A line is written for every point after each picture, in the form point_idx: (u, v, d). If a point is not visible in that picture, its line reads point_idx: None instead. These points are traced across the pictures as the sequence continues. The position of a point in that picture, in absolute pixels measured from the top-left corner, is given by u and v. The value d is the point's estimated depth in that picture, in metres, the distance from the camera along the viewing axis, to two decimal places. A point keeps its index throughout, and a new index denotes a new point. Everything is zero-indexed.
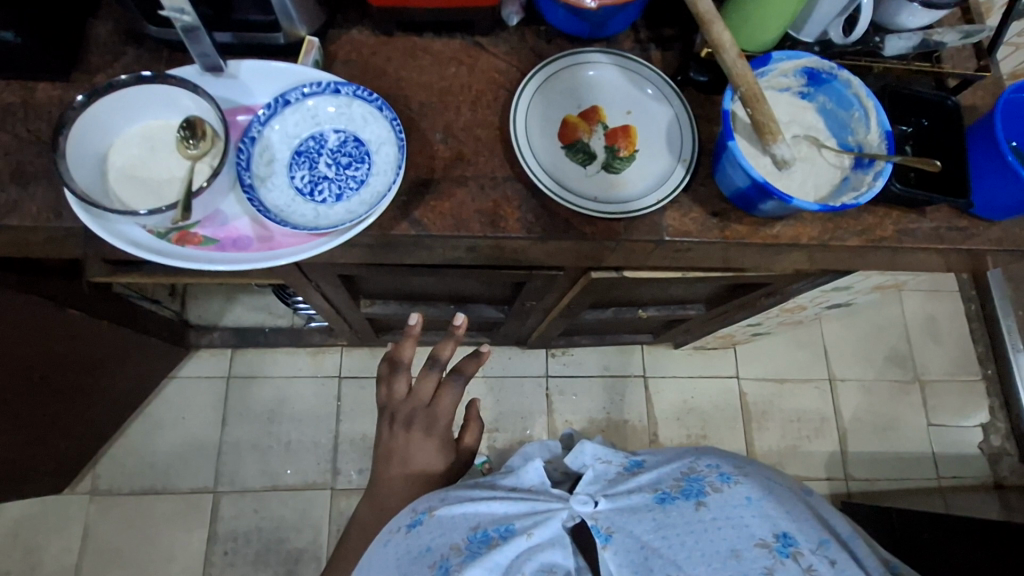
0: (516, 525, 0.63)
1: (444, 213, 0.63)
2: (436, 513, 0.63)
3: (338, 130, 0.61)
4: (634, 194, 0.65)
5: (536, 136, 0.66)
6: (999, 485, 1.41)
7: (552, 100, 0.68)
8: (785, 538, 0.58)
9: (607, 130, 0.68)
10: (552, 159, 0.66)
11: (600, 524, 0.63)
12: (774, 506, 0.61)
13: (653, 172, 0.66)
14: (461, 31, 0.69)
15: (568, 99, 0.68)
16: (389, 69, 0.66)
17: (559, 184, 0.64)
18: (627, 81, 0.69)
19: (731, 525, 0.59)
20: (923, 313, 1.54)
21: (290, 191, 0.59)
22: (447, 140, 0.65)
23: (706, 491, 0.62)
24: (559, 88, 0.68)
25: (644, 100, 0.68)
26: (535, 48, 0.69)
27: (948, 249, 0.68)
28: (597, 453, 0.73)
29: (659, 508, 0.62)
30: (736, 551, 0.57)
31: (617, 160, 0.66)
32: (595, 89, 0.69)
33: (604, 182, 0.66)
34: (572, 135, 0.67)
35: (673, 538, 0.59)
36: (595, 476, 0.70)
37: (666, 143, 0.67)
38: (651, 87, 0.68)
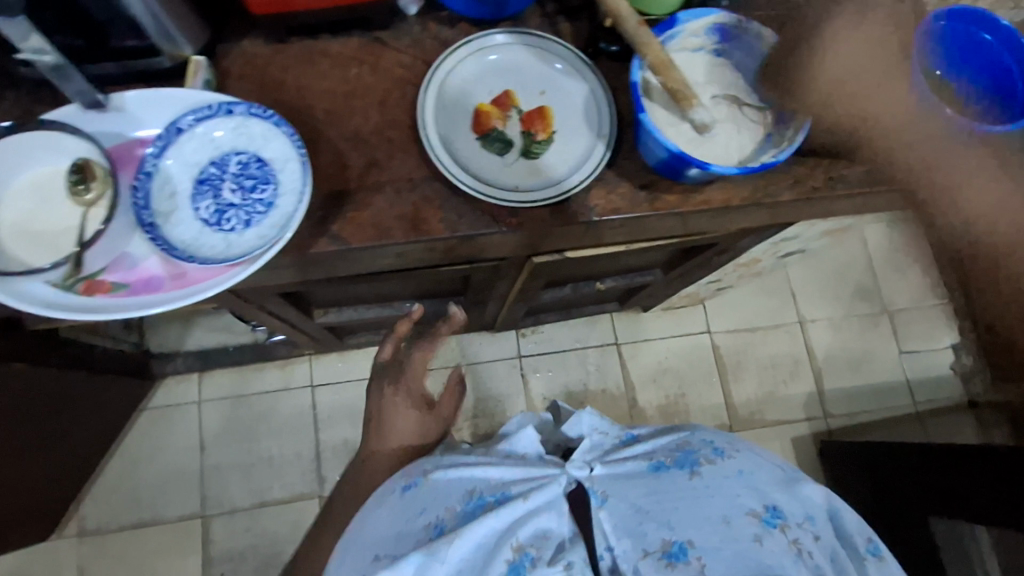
0: (513, 490, 0.61)
1: (364, 223, 0.61)
2: (431, 476, 0.63)
3: (238, 152, 0.58)
4: (558, 178, 0.63)
5: (450, 132, 0.64)
6: (973, 403, 1.44)
7: (462, 90, 0.65)
8: (774, 510, 0.57)
9: (522, 115, 0.66)
10: (469, 153, 0.64)
11: (595, 489, 0.59)
12: (765, 480, 0.60)
13: (574, 153, 0.64)
14: (358, 29, 0.65)
15: (478, 87, 0.66)
16: (287, 79, 0.63)
17: (479, 178, 0.63)
18: (536, 60, 0.66)
19: (724, 494, 0.57)
20: (885, 245, 1.55)
21: (197, 224, 0.57)
22: (358, 146, 0.62)
23: (699, 462, 0.61)
24: (468, 76, 0.65)
25: (556, 77, 0.66)
26: (438, 36, 0.66)
27: (883, 190, 0.67)
28: (594, 424, 0.68)
29: (653, 475, 0.60)
30: (729, 518, 0.55)
31: (535, 144, 0.65)
32: (506, 72, 0.66)
33: (526, 170, 0.64)
34: (486, 125, 0.65)
35: (668, 502, 0.56)
36: (591, 446, 0.66)
37: (583, 120, 0.65)
38: (562, 64, 0.66)
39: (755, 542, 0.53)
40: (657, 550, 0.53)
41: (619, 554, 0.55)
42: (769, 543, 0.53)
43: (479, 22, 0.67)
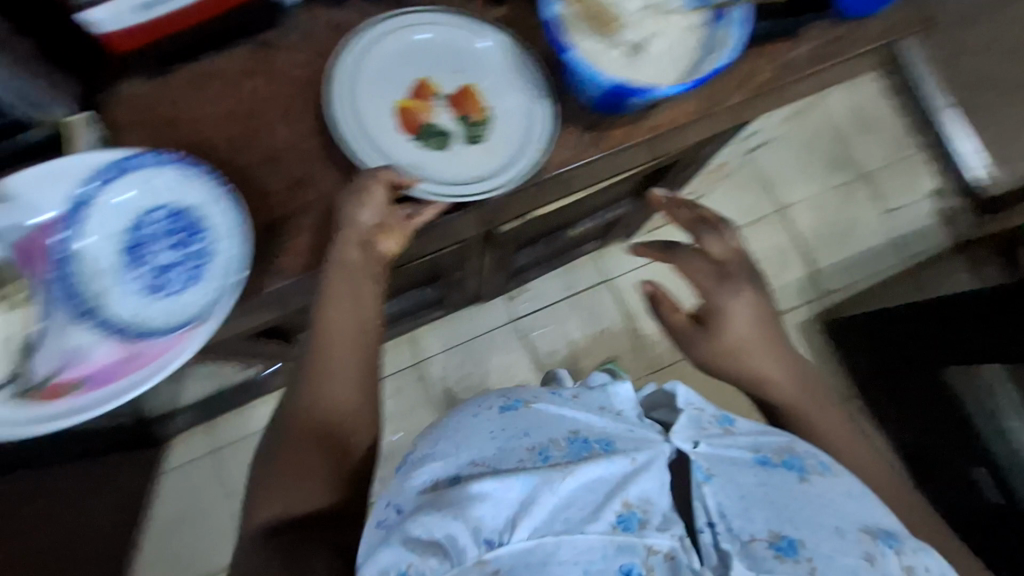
0: (618, 443, 0.54)
1: (312, 248, 0.56)
2: (533, 406, 0.58)
3: (157, 210, 0.54)
4: (509, 154, 0.60)
5: (376, 139, 0.59)
6: (964, 242, 1.41)
7: (374, 91, 0.60)
8: (888, 536, 0.50)
9: (448, 100, 0.62)
10: (406, 157, 0.59)
11: (702, 466, 0.53)
12: (879, 509, 0.52)
13: (516, 125, 0.61)
14: (240, 37, 0.59)
15: (389, 83, 0.61)
16: (180, 116, 0.58)
17: (428, 181, 0.58)
18: (445, 36, 0.62)
19: (843, 507, 0.51)
20: (847, 108, 1.47)
21: (138, 296, 0.53)
22: (280, 168, 0.58)
23: (811, 470, 0.54)
24: (377, 72, 0.60)
25: (471, 49, 0.62)
26: (329, 22, 0.60)
27: (834, 64, 0.63)
28: (690, 399, 0.61)
29: (763, 468, 0.53)
30: (840, 529, 0.49)
31: (474, 126, 0.61)
32: (415, 60, 0.61)
33: (474, 156, 0.60)
34: (414, 123, 0.61)
35: (783, 499, 0.50)
36: (691, 420, 0.58)
37: (513, 87, 0.61)
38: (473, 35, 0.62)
39: (868, 563, 0.47)
40: (765, 538, 0.48)
41: (723, 532, 0.48)
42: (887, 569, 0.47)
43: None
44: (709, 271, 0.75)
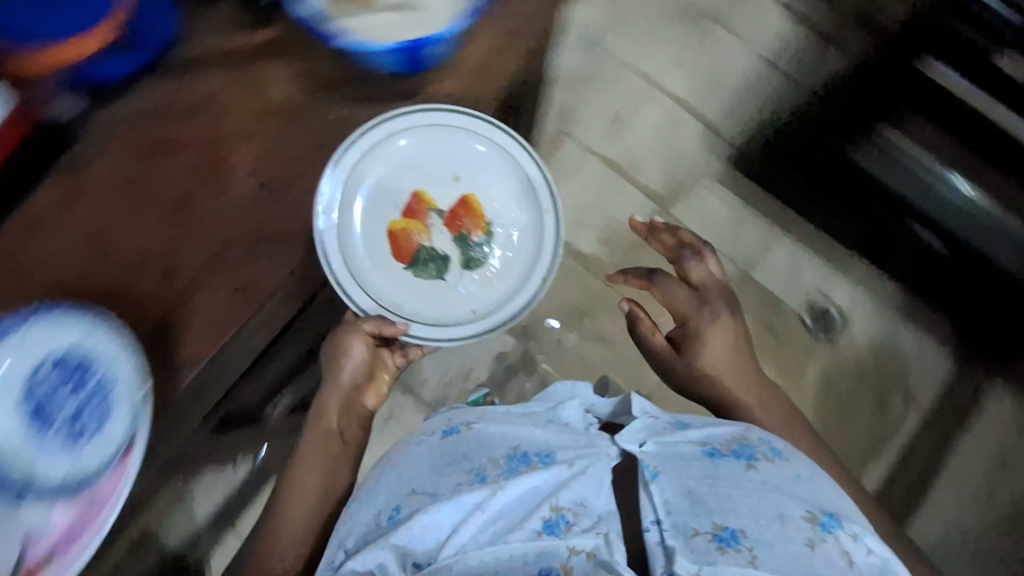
0: (558, 453, 0.50)
1: (199, 344, 0.42)
2: (472, 425, 0.53)
3: (30, 370, 0.40)
4: (518, 276, 0.55)
5: (356, 262, 0.52)
6: None
7: (370, 191, 0.52)
8: (831, 517, 0.45)
9: (443, 216, 0.55)
10: (399, 293, 0.53)
11: (647, 465, 0.48)
12: (826, 491, 0.48)
13: (523, 254, 0.55)
14: (71, 133, 0.45)
15: (384, 190, 0.53)
16: (24, 251, 0.43)
17: (413, 327, 0.52)
18: (442, 134, 0.52)
19: (786, 495, 0.45)
20: None
21: (51, 480, 0.39)
22: (176, 271, 0.44)
23: (761, 455, 0.49)
24: (374, 188, 0.53)
25: (472, 157, 0.54)
26: (153, 88, 0.46)
27: None
28: (646, 407, 0.55)
29: (708, 459, 0.48)
30: (784, 514, 0.44)
31: (471, 247, 0.55)
32: (414, 169, 0.54)
33: (471, 289, 0.55)
34: (407, 248, 0.54)
35: (728, 491, 0.45)
36: (645, 427, 0.52)
37: (517, 202, 0.55)
38: (466, 133, 0.52)
39: (809, 548, 0.42)
40: (708, 532, 0.43)
41: (668, 529, 0.44)
42: (827, 551, 0.43)
43: (270, 29, 0.48)
44: (689, 296, 0.65)
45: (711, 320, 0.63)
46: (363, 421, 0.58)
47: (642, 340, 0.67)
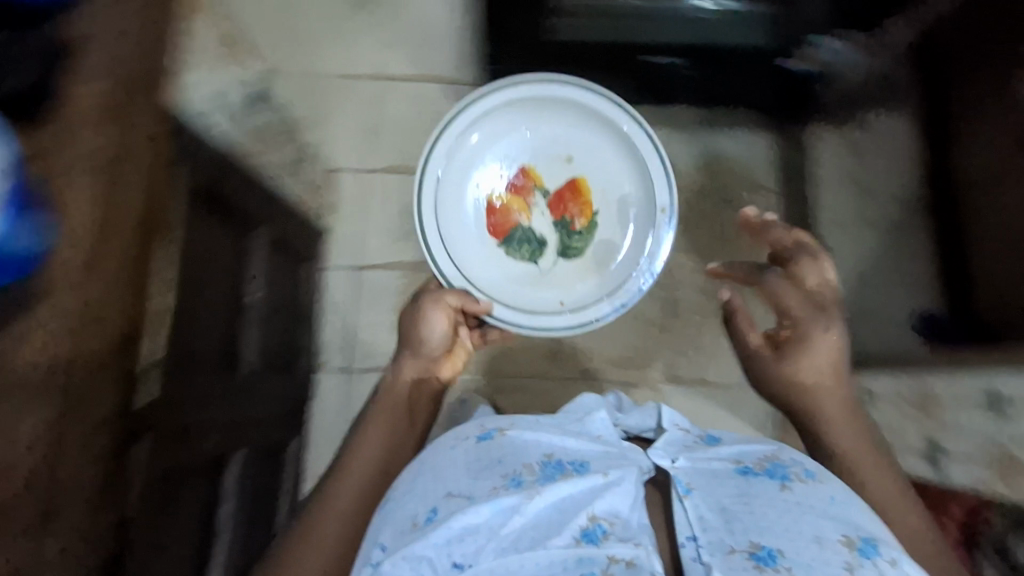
0: (591, 463, 0.53)
1: None
2: (507, 432, 0.55)
3: None
4: (611, 279, 0.79)
5: (454, 234, 0.77)
6: None
7: (471, 168, 0.78)
8: (868, 540, 0.47)
9: (546, 205, 0.80)
10: (486, 266, 0.78)
11: (682, 480, 0.53)
12: (861, 515, 0.50)
13: (620, 246, 0.80)
14: None
15: (494, 170, 0.80)
16: None
17: (504, 298, 0.77)
18: (565, 125, 0.79)
19: (820, 517, 0.48)
20: None
21: None
22: None
23: (794, 477, 0.52)
24: (460, 179, 0.78)
25: (578, 144, 0.80)
26: None
27: None
28: (678, 421, 0.63)
29: (742, 478, 0.52)
30: (819, 538, 0.46)
31: (574, 237, 0.80)
32: (533, 151, 0.80)
33: (569, 271, 0.80)
34: (508, 224, 0.79)
35: (761, 507, 0.48)
36: (670, 441, 0.59)
37: (621, 212, 0.80)
38: (602, 128, 0.78)
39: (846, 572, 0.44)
40: (744, 550, 0.46)
41: (706, 544, 0.48)
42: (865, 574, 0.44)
43: None
44: (803, 302, 0.71)
45: (826, 326, 0.70)
46: (438, 382, 0.75)
47: (742, 342, 0.78)
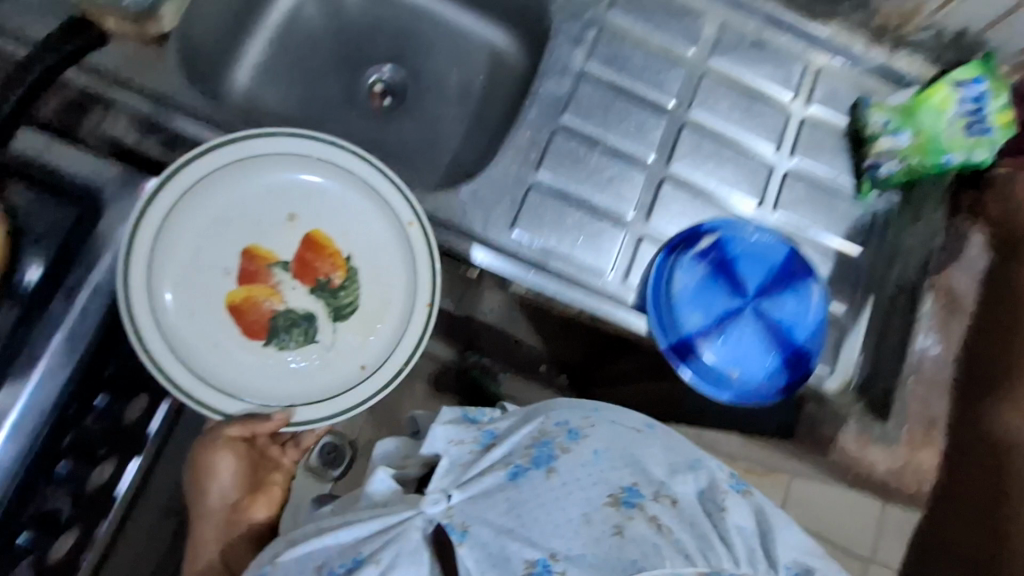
0: (366, 551, 0.39)
1: None
2: (279, 561, 0.40)
3: None
4: (394, 326, 0.61)
5: (202, 356, 0.57)
6: None
7: (197, 286, 0.58)
8: (632, 489, 0.41)
9: (292, 271, 0.60)
10: (252, 370, 0.58)
11: (452, 523, 0.39)
12: (624, 459, 0.44)
13: (390, 277, 0.62)
14: None
15: (214, 264, 0.59)
16: None
17: (291, 396, 0.59)
18: (269, 181, 0.60)
19: (585, 486, 0.41)
20: None
21: None
22: None
23: (559, 453, 0.43)
24: (186, 301, 0.57)
25: (295, 190, 0.61)
26: None
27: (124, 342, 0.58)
28: (451, 436, 0.46)
29: (511, 485, 0.41)
30: (585, 516, 0.39)
31: (338, 294, 0.61)
32: (246, 225, 0.60)
33: (349, 332, 0.61)
34: (262, 317, 0.59)
35: (535, 506, 0.39)
36: (450, 467, 0.44)
37: (367, 223, 0.62)
38: (315, 164, 0.61)
39: (620, 535, 0.37)
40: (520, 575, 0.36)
41: None
42: (634, 532, 0.38)
43: None
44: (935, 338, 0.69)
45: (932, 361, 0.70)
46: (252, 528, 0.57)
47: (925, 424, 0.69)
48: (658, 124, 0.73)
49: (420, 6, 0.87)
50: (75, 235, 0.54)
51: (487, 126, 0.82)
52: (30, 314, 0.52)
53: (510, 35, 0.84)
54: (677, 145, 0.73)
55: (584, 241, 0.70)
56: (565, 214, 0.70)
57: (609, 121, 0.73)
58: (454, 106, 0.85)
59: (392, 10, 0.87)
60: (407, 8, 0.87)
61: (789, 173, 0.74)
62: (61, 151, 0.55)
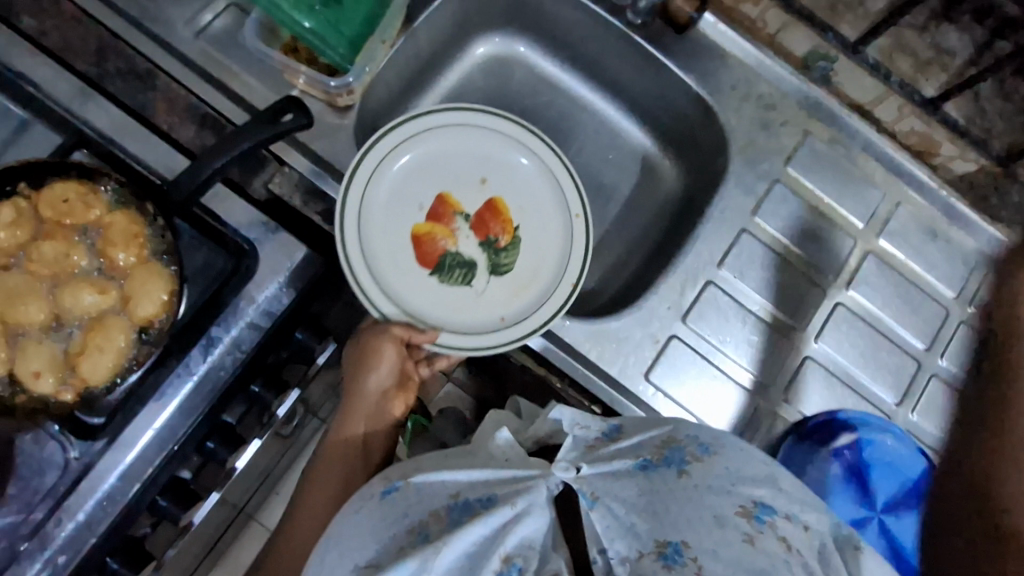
0: (497, 492, 0.50)
1: None
2: (410, 482, 0.52)
3: None
4: (541, 290, 0.73)
5: (380, 265, 0.70)
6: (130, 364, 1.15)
7: (395, 208, 0.73)
8: (764, 505, 0.47)
9: (469, 222, 0.75)
10: (415, 284, 0.71)
11: (586, 491, 0.49)
12: (756, 477, 0.50)
13: (545, 254, 0.75)
14: None
15: (415, 198, 0.74)
16: None
17: (436, 319, 0.70)
18: (475, 151, 0.76)
19: (718, 493, 0.48)
20: None
21: None
22: None
23: (691, 459, 0.51)
24: (385, 213, 0.72)
25: (490, 164, 0.76)
26: None
27: (242, 386, 0.71)
28: (575, 417, 0.55)
29: (642, 476, 0.50)
30: (722, 518, 0.46)
31: (499, 252, 0.74)
32: (447, 178, 0.75)
33: (499, 284, 0.73)
34: (434, 249, 0.73)
35: (667, 502, 0.48)
36: (575, 441, 0.53)
37: (537, 205, 0.76)
38: (516, 147, 0.76)
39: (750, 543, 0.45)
40: (652, 552, 0.46)
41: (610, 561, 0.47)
42: (765, 546, 0.45)
43: None
44: None
45: None
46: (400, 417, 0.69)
47: None
48: (812, 294, 0.76)
49: (583, 96, 0.90)
50: (225, 289, 0.67)
51: (639, 225, 0.88)
52: (176, 352, 0.65)
53: (671, 155, 0.88)
54: (830, 318, 0.76)
55: (710, 398, 0.72)
56: (698, 368, 0.72)
57: (764, 280, 0.75)
58: (598, 203, 0.88)
59: (553, 94, 0.90)
60: (571, 96, 0.90)
61: (935, 374, 0.75)
62: (239, 215, 0.68)
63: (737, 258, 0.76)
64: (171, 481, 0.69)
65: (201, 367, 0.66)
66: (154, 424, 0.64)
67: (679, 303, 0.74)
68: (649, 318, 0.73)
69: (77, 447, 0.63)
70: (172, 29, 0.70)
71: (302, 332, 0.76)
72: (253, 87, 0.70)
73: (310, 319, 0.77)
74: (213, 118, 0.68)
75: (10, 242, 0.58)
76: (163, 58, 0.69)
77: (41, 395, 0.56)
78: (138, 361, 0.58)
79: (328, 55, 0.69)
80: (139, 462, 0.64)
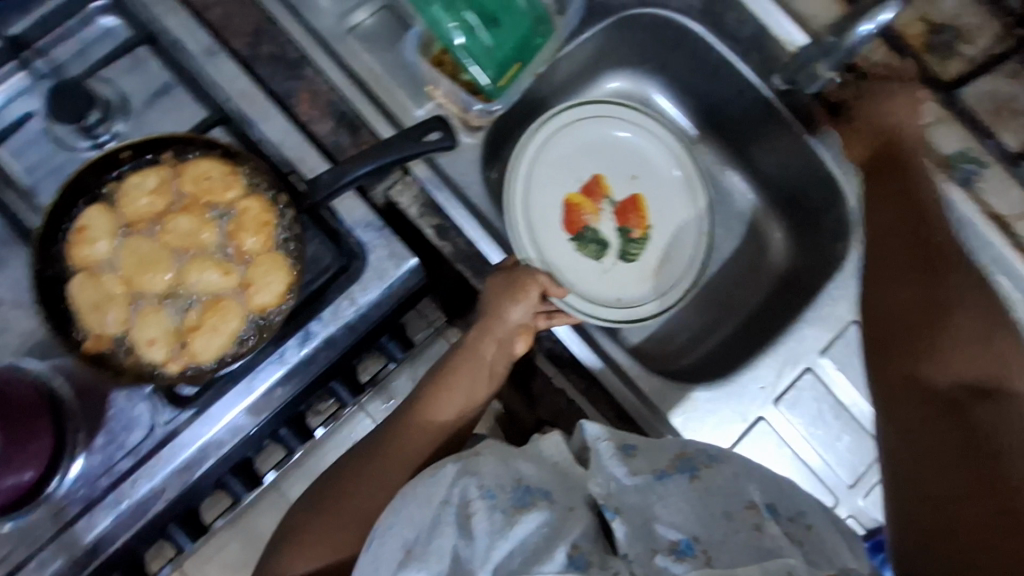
0: (553, 491, 0.55)
1: None
2: (477, 458, 0.57)
3: None
4: (659, 286, 0.80)
5: (535, 217, 0.79)
6: None
7: (557, 174, 0.81)
8: (769, 507, 0.53)
9: (614, 207, 0.83)
10: (556, 243, 0.80)
11: (609, 504, 0.54)
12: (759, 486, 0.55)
13: (669, 256, 0.82)
14: None
15: (575, 170, 0.82)
16: None
17: (567, 278, 0.79)
18: (636, 151, 0.83)
19: (723, 492, 0.54)
20: None
21: None
22: None
23: (701, 465, 0.56)
24: (549, 175, 0.80)
25: (644, 165, 0.83)
26: None
27: (324, 381, 0.71)
28: (597, 431, 0.60)
29: (658, 482, 0.55)
30: (728, 513, 0.52)
31: (632, 243, 0.82)
32: (606, 164, 0.83)
33: (625, 269, 0.81)
34: (579, 220, 0.81)
35: (687, 501, 0.53)
36: (598, 457, 0.58)
37: (673, 213, 0.83)
38: (671, 160, 0.83)
39: (758, 534, 0.50)
40: (666, 549, 0.49)
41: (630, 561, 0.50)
42: (772, 535, 0.50)
43: None
44: None
45: None
46: (512, 359, 0.70)
47: None
48: None
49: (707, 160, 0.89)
50: (330, 285, 0.67)
51: (736, 291, 0.85)
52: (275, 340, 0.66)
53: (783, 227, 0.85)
54: None
55: None
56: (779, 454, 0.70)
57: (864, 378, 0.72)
58: None
59: None
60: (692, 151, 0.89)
61: None
62: (357, 216, 0.68)
63: (842, 349, 0.73)
64: (238, 460, 0.70)
65: (294, 359, 0.66)
66: (242, 407, 0.65)
67: (773, 385, 0.71)
68: (739, 392, 0.71)
69: (166, 413, 0.65)
70: (328, 25, 0.71)
71: (388, 336, 0.77)
72: (394, 94, 0.71)
73: (397, 326, 0.78)
74: (349, 117, 0.69)
75: (149, 208, 0.59)
76: (312, 48, 0.70)
77: (149, 362, 0.58)
78: (245, 348, 0.58)
79: (473, 74, 0.69)
80: (221, 440, 0.65)
